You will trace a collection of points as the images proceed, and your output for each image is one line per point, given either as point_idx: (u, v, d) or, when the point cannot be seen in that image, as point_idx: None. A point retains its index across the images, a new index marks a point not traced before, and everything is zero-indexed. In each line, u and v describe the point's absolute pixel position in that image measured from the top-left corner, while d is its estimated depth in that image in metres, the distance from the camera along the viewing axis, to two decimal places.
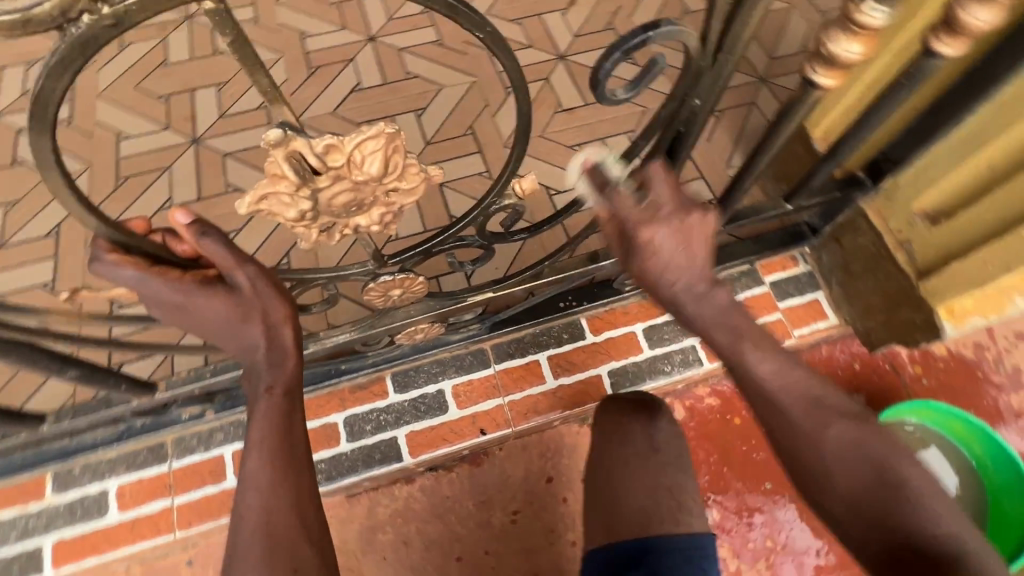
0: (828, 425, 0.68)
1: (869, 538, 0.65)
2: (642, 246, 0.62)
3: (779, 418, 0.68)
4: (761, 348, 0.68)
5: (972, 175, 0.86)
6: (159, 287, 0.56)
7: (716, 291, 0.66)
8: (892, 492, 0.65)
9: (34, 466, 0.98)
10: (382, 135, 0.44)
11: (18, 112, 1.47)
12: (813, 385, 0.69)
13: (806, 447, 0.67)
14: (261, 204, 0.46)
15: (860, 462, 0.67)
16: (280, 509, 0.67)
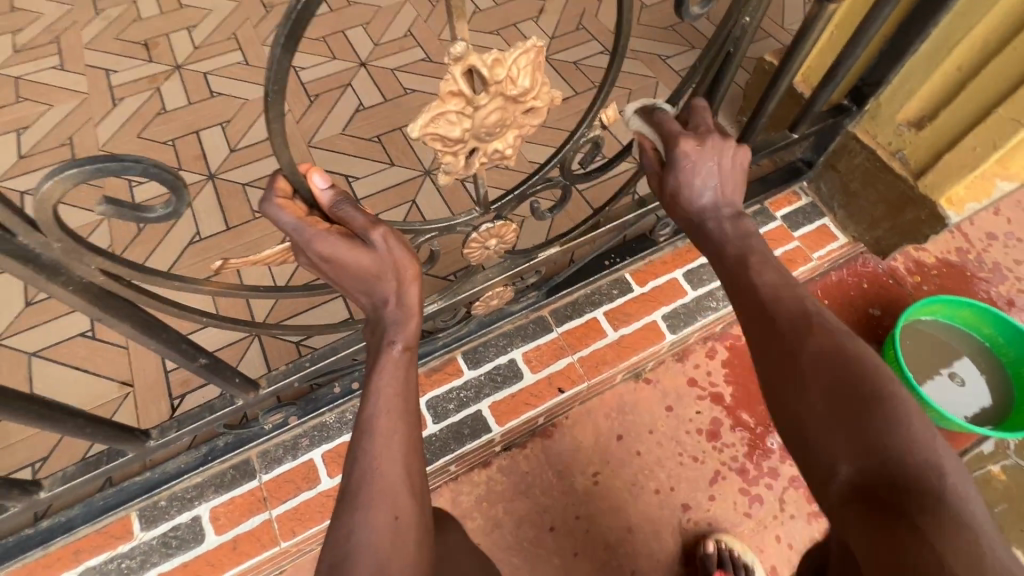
0: (809, 333, 0.62)
1: (844, 458, 0.54)
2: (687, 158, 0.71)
3: (764, 320, 0.65)
4: (765, 267, 0.69)
5: (944, 78, 1.01)
6: (310, 237, 0.61)
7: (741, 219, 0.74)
8: (876, 405, 0.55)
9: (118, 506, 0.94)
10: (533, 50, 0.51)
11: (19, 176, 1.45)
12: (807, 301, 0.65)
13: (780, 352, 0.62)
14: (429, 126, 0.51)
15: (841, 371, 0.58)
16: (390, 459, 0.61)
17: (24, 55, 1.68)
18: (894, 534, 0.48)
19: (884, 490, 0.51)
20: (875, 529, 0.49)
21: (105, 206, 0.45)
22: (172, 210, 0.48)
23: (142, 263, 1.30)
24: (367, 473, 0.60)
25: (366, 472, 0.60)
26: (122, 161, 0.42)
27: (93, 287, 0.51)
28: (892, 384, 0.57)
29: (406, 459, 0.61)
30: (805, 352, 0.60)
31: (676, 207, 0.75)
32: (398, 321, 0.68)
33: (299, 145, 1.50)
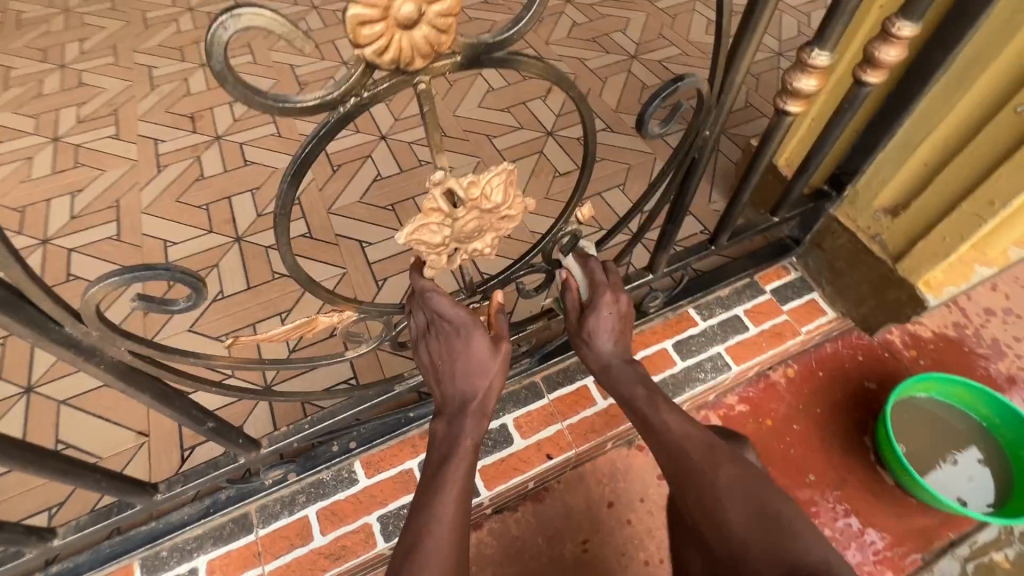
0: (718, 466, 0.72)
1: (766, 572, 0.62)
2: (609, 308, 0.83)
3: (679, 462, 0.75)
4: (671, 408, 0.80)
5: (914, 172, 1.08)
6: (468, 320, 0.70)
7: (635, 364, 0.87)
8: (778, 524, 0.65)
9: (123, 554, 0.99)
10: (504, 172, 0.60)
11: (69, 235, 1.60)
12: (709, 435, 0.76)
13: (699, 488, 0.71)
14: (414, 233, 0.60)
15: (747, 497, 0.68)
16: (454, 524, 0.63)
17: (85, 126, 1.89)
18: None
19: None
20: None
21: (137, 302, 0.54)
22: (195, 302, 0.57)
23: (169, 318, 1.41)
24: (424, 545, 0.60)
25: (421, 544, 0.60)
26: (155, 268, 0.52)
27: (120, 364, 0.59)
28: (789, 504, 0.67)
29: (461, 536, 0.62)
30: (717, 485, 0.70)
31: (584, 355, 0.88)
32: (476, 416, 0.71)
33: (320, 211, 1.62)
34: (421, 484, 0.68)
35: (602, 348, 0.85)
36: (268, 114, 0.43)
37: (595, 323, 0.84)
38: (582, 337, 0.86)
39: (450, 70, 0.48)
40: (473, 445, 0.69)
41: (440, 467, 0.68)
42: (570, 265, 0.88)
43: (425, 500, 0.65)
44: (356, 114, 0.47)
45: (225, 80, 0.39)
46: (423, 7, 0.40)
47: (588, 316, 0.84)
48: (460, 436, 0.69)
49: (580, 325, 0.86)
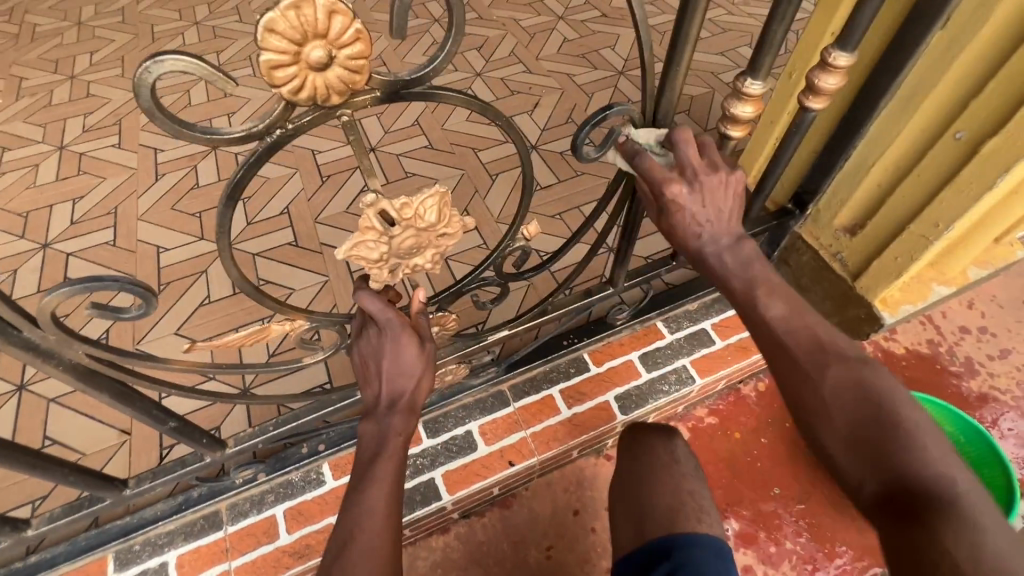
0: (825, 366, 0.65)
1: (868, 476, 0.59)
2: (678, 205, 0.73)
3: (778, 356, 0.68)
4: (775, 299, 0.71)
5: (870, 192, 1.11)
6: (393, 317, 0.75)
7: (742, 243, 0.74)
8: (893, 430, 0.59)
9: (98, 546, 1.04)
10: (437, 194, 0.64)
11: (69, 240, 1.68)
12: (819, 329, 0.68)
13: (799, 385, 0.66)
14: (353, 249, 0.65)
15: (861, 398, 0.62)
16: (380, 513, 0.67)
17: (90, 135, 1.97)
18: (908, 534, 0.53)
19: (911, 498, 0.55)
20: (897, 530, 0.54)
21: (90, 310, 0.59)
22: (145, 309, 0.62)
23: (157, 321, 1.47)
24: (356, 541, 0.65)
25: (353, 541, 0.64)
26: (106, 279, 0.57)
27: (79, 366, 0.65)
28: (908, 408, 0.61)
29: (392, 528, 0.66)
30: (824, 386, 0.64)
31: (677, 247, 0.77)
32: (405, 414, 0.75)
33: (307, 221, 1.68)
34: (351, 484, 0.71)
35: (695, 240, 0.74)
36: (198, 144, 0.48)
37: (675, 220, 0.74)
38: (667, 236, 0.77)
39: (372, 103, 0.54)
40: (404, 438, 0.74)
41: (372, 464, 0.72)
42: (614, 159, 0.80)
43: (357, 497, 0.69)
44: (284, 141, 0.53)
45: (154, 115, 0.45)
46: (333, 51, 0.45)
47: (664, 215, 0.75)
48: (390, 433, 0.74)
49: (661, 223, 0.77)
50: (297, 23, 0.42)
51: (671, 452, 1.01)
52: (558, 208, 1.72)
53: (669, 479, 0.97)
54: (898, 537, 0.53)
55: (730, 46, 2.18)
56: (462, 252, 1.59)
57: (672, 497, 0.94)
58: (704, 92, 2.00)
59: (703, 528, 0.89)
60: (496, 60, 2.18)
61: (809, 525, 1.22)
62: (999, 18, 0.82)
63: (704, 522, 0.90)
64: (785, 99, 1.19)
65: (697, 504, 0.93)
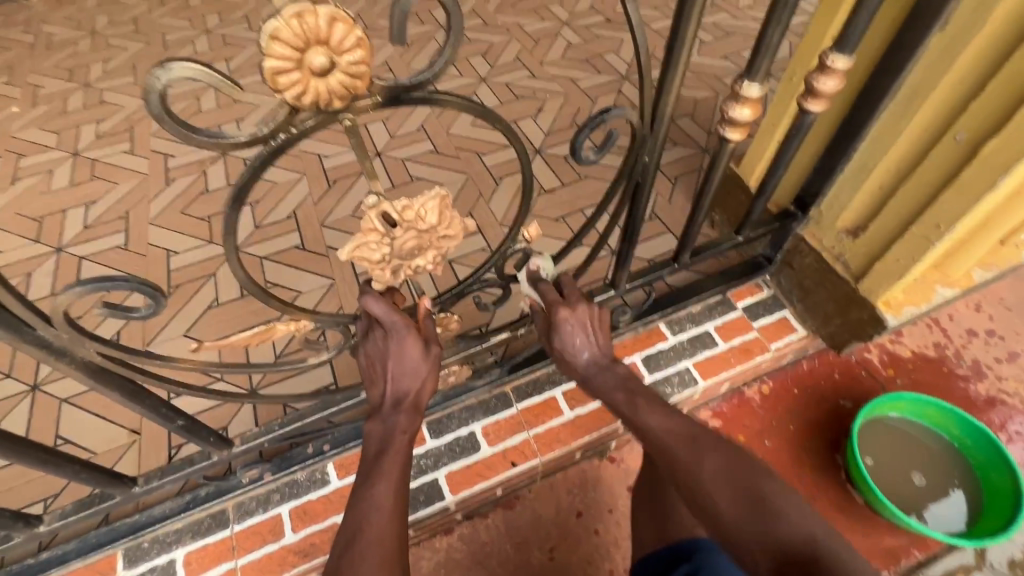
0: (702, 456, 0.73)
1: (761, 554, 0.66)
2: (564, 323, 0.87)
3: (661, 455, 0.76)
4: (651, 405, 0.81)
5: (872, 194, 1.11)
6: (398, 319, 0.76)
7: (615, 364, 0.87)
8: (769, 509, 0.68)
9: (107, 544, 1.06)
10: (438, 197, 0.65)
11: (81, 244, 1.71)
12: (690, 423, 0.78)
13: (684, 480, 0.73)
14: (355, 251, 0.66)
15: (736, 482, 0.71)
16: (385, 509, 0.68)
17: (103, 141, 2.01)
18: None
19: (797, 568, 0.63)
20: None
21: (102, 309, 0.61)
22: (154, 308, 0.64)
23: (167, 323, 1.50)
24: (363, 535, 0.66)
25: (360, 535, 0.66)
26: (117, 279, 0.59)
27: (91, 364, 0.67)
28: (773, 485, 0.71)
29: (399, 524, 0.67)
30: (704, 475, 0.72)
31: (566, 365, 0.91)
32: (409, 412, 0.77)
33: (313, 224, 1.70)
34: (360, 479, 0.73)
35: (575, 359, 0.89)
36: (204, 148, 0.49)
37: (560, 341, 0.89)
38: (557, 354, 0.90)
39: (373, 108, 0.55)
40: (409, 435, 0.76)
41: (377, 461, 0.73)
42: (521, 288, 0.98)
43: (366, 492, 0.70)
44: (288, 145, 0.54)
45: (163, 120, 0.46)
46: (335, 57, 0.47)
47: (551, 334, 0.90)
48: (396, 430, 0.75)
49: (553, 345, 0.91)
50: (300, 31, 0.43)
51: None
52: (561, 211, 1.73)
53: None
54: None
55: (733, 49, 2.18)
56: (465, 255, 1.61)
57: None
58: (707, 95, 2.01)
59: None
60: (501, 66, 2.20)
61: None
62: (998, 20, 0.82)
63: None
64: (785, 104, 1.21)
65: None
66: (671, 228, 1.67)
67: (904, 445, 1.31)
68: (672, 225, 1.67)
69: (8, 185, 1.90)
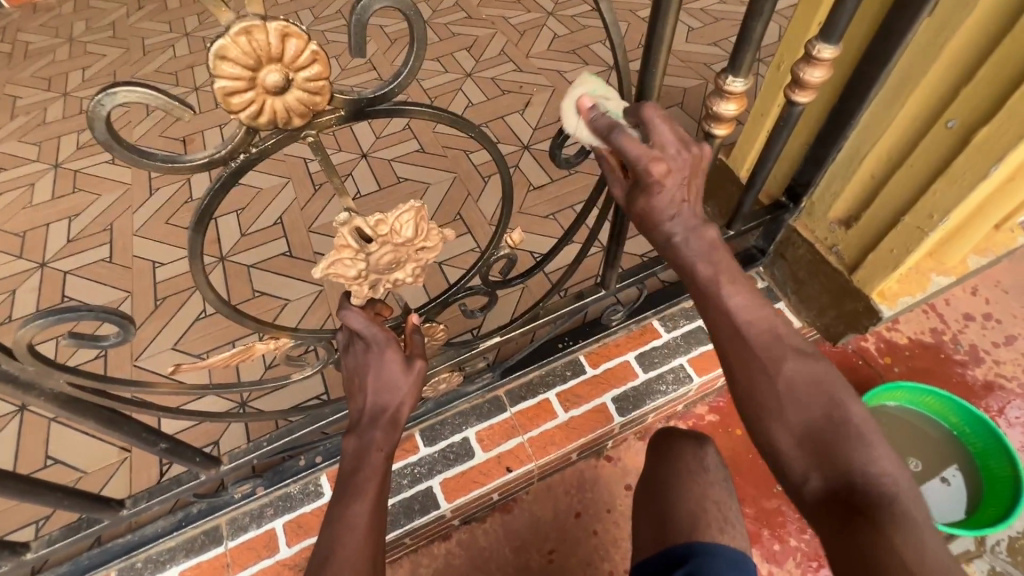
0: (782, 361, 0.69)
1: (816, 475, 0.63)
2: (656, 183, 0.68)
3: (738, 345, 0.71)
4: (736, 289, 0.72)
5: (863, 184, 1.09)
6: (380, 332, 0.75)
7: (704, 229, 0.72)
8: (839, 433, 0.64)
9: (100, 566, 1.05)
10: (413, 209, 0.63)
11: (65, 258, 1.69)
12: (775, 321, 0.72)
13: (756, 376, 0.69)
14: (330, 268, 0.64)
15: (813, 398, 0.67)
16: (360, 527, 0.67)
17: (84, 152, 1.98)
18: (859, 539, 0.57)
19: (855, 496, 0.60)
20: (842, 524, 0.58)
21: (68, 339, 0.59)
22: (123, 336, 0.62)
23: (154, 337, 1.48)
24: (336, 555, 0.64)
25: (334, 555, 0.64)
26: (80, 309, 0.57)
27: (62, 395, 0.65)
28: (856, 414, 0.65)
29: (374, 541, 0.67)
30: (779, 379, 0.68)
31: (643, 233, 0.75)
32: (386, 428, 0.75)
33: (300, 230, 1.68)
34: (333, 498, 0.71)
35: (661, 220, 0.71)
36: (157, 172, 0.47)
37: (644, 199, 0.71)
38: (636, 215, 0.73)
39: (337, 123, 0.53)
40: (386, 452, 0.74)
41: (352, 478, 0.72)
42: (575, 128, 0.71)
43: (339, 512, 0.68)
44: (248, 166, 0.52)
45: (112, 148, 0.44)
46: (290, 74, 0.44)
47: (638, 193, 0.70)
48: (371, 446, 0.73)
49: (635, 200, 0.72)
50: (249, 49, 0.41)
51: (699, 460, 0.98)
52: (552, 208, 1.70)
53: (693, 486, 0.94)
54: (845, 535, 0.57)
55: (721, 36, 2.14)
56: (454, 256, 1.59)
57: (695, 503, 0.92)
58: (697, 84, 1.97)
59: (721, 538, 0.86)
60: (486, 60, 2.16)
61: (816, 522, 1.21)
62: (985, 5, 0.80)
63: (725, 532, 0.88)
64: (773, 93, 1.18)
65: (720, 514, 0.91)
66: None
67: (904, 432, 1.30)
68: None
69: None
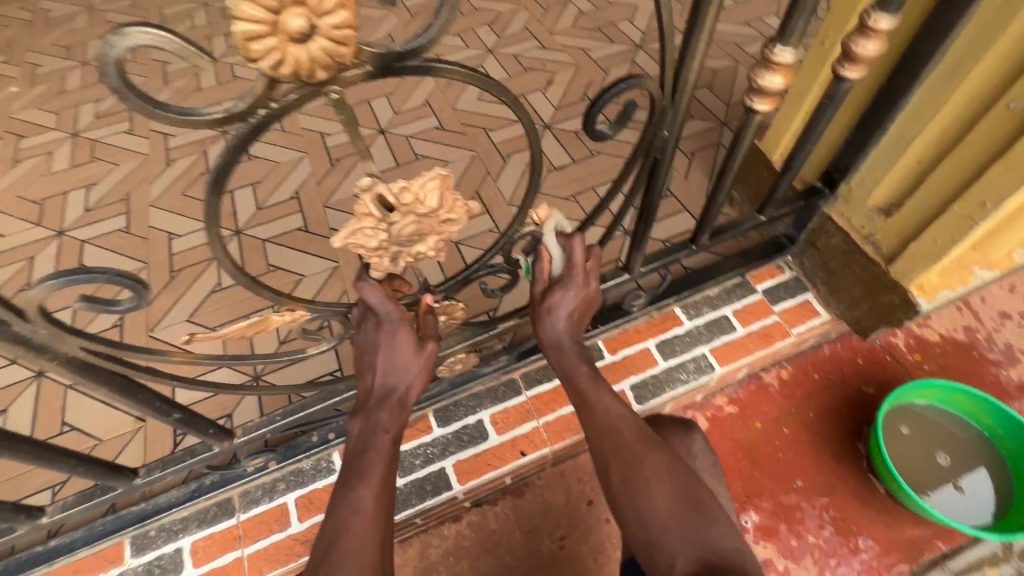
0: (647, 452, 0.75)
1: (681, 554, 0.68)
2: (574, 286, 0.81)
3: (610, 439, 0.77)
4: (608, 392, 0.82)
5: (907, 170, 1.04)
6: (392, 308, 0.71)
7: None
8: (699, 514, 0.70)
9: (114, 532, 1.05)
10: (438, 177, 0.60)
11: (81, 226, 1.69)
12: (641, 421, 0.80)
13: (623, 467, 0.75)
14: (351, 237, 0.61)
15: (674, 482, 0.73)
16: (368, 510, 0.65)
17: (102, 121, 1.96)
18: None
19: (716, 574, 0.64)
20: None
21: (80, 303, 0.57)
22: (138, 301, 0.59)
23: (170, 308, 1.48)
24: (341, 542, 0.63)
25: (338, 543, 0.63)
26: (93, 271, 0.55)
27: (75, 360, 0.63)
28: (709, 499, 0.72)
29: (381, 527, 0.65)
30: (644, 467, 0.74)
31: (540, 326, 0.84)
32: (393, 410, 0.73)
33: (316, 206, 1.66)
34: (340, 479, 0.70)
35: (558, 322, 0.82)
36: (172, 126, 0.44)
37: (556, 297, 0.81)
38: (542, 309, 0.83)
39: (363, 79, 0.49)
40: (392, 435, 0.72)
41: (359, 462, 0.70)
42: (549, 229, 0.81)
43: (344, 494, 0.67)
44: (268, 123, 0.49)
45: (125, 95, 0.41)
46: (315, 20, 0.41)
47: (552, 291, 0.81)
48: (378, 429, 0.72)
49: (540, 296, 0.83)
50: None
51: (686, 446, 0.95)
52: (572, 189, 1.66)
53: None
54: None
55: (755, 15, 2.05)
56: (473, 236, 1.55)
57: None
58: (729, 65, 1.89)
59: None
60: (509, 36, 2.10)
61: (834, 518, 1.19)
62: None
63: None
64: (816, 70, 1.12)
65: None
66: (688, 205, 1.59)
67: (936, 432, 1.25)
68: (689, 202, 1.59)
69: (8, 167, 1.86)
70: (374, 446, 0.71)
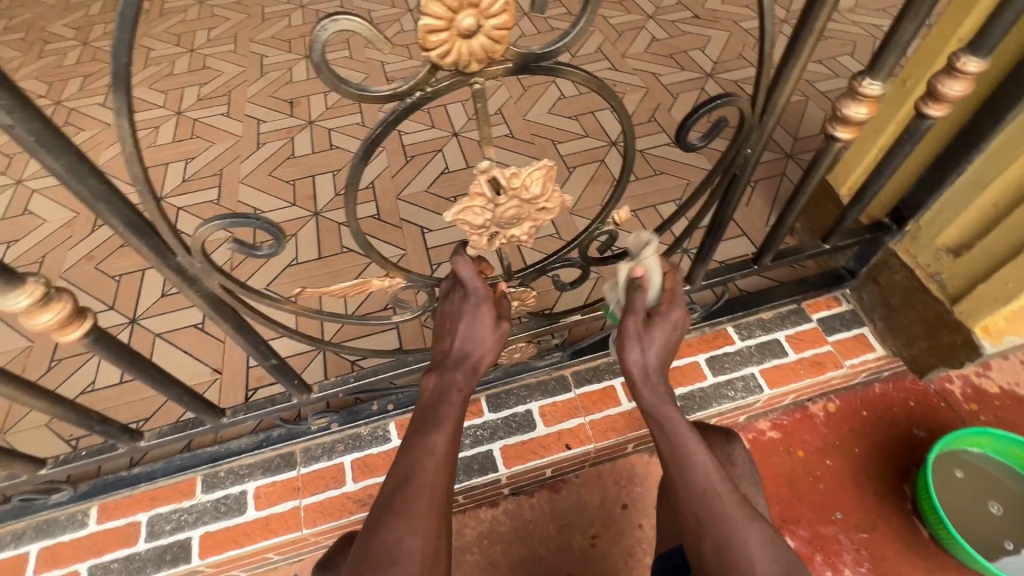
0: (751, 522, 0.75)
1: None
2: (671, 320, 0.88)
3: (705, 501, 0.77)
4: (704, 449, 0.81)
5: (981, 212, 1.05)
6: (480, 286, 0.80)
7: None
8: None
9: (189, 468, 1.16)
10: (545, 168, 0.67)
11: (178, 194, 1.85)
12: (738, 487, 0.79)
13: (724, 533, 0.74)
14: (461, 213, 0.68)
15: (778, 559, 0.73)
16: (439, 458, 0.72)
17: (204, 103, 2.15)
18: None
19: None
20: None
21: (232, 244, 0.66)
22: (275, 248, 0.69)
23: (250, 275, 1.61)
24: (415, 478, 0.70)
25: (414, 478, 0.70)
26: (249, 217, 0.64)
27: (212, 295, 0.73)
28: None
29: (447, 473, 0.71)
30: (748, 537, 0.74)
31: (629, 358, 0.86)
32: (467, 373, 0.80)
33: (389, 197, 1.77)
34: (413, 426, 0.77)
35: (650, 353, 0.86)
36: (348, 100, 0.53)
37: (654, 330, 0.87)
38: (640, 343, 0.85)
39: (502, 74, 0.57)
40: (464, 395, 0.79)
41: (433, 413, 0.77)
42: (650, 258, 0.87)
43: (418, 439, 0.73)
44: (419, 104, 0.57)
45: (321, 70, 0.50)
46: (482, 20, 0.49)
47: (656, 321, 0.87)
48: (452, 387, 0.79)
49: (642, 328, 0.86)
50: None
51: (727, 454, 0.98)
52: (632, 204, 1.71)
53: None
54: None
55: (829, 55, 2.07)
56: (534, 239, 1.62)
57: None
58: (798, 101, 1.92)
59: None
60: (582, 56, 2.19)
61: (870, 554, 1.18)
62: None
63: None
64: (896, 108, 1.14)
65: None
66: (747, 231, 1.62)
67: (990, 482, 1.22)
68: (748, 228, 1.62)
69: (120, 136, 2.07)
70: (445, 403, 0.78)
